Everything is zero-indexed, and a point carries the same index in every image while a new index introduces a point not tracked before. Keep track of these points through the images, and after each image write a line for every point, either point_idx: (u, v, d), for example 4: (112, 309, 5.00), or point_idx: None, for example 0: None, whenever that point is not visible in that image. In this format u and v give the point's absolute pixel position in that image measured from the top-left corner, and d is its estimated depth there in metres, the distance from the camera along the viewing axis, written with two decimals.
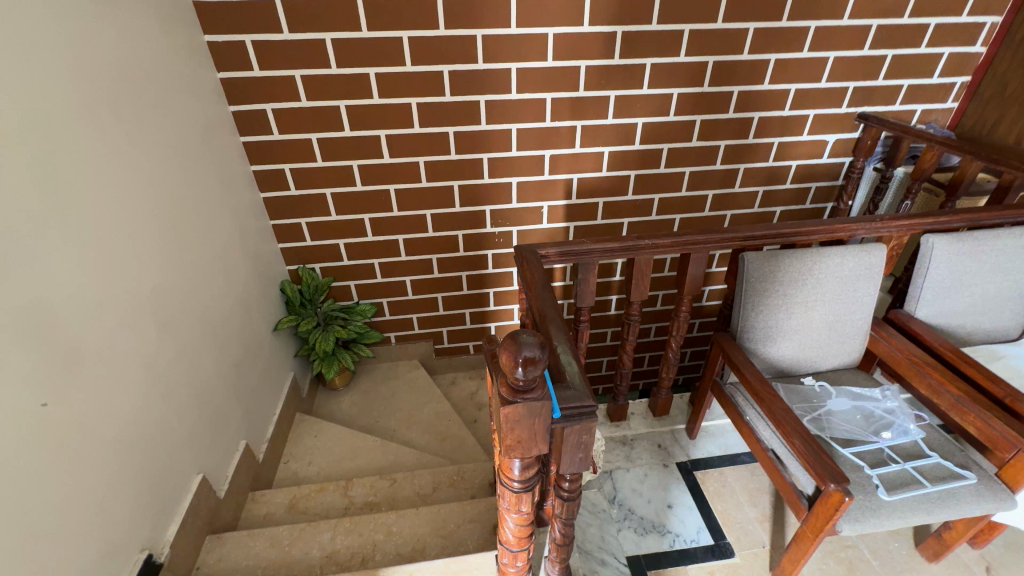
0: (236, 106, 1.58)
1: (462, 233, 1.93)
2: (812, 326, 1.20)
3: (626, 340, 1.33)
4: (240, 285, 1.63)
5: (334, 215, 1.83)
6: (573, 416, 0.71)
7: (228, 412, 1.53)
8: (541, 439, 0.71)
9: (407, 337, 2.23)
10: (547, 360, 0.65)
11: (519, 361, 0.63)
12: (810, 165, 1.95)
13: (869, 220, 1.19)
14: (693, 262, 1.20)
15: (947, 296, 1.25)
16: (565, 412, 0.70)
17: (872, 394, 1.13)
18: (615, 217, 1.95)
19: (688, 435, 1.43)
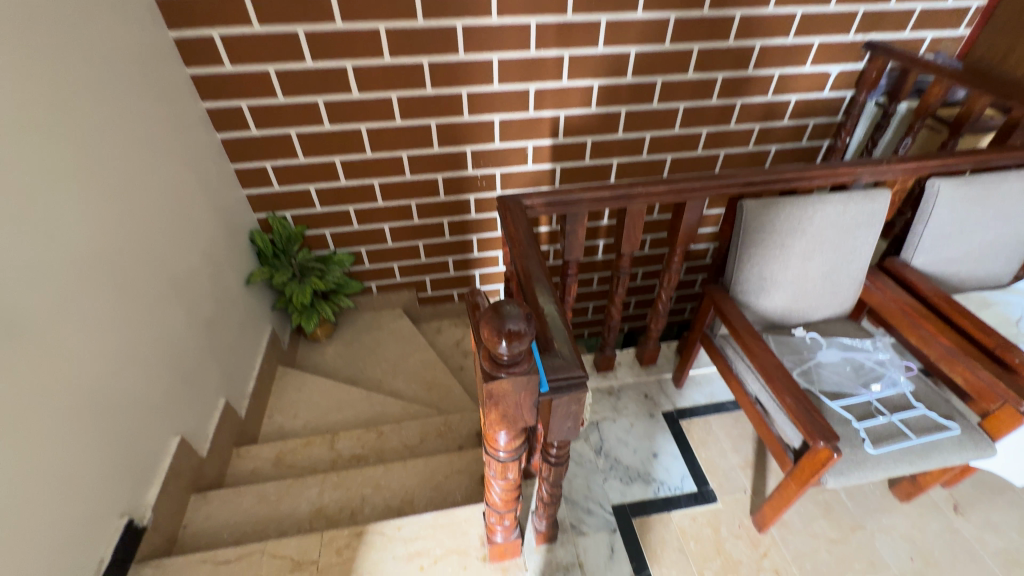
0: (178, 31, 1.38)
1: (443, 176, 1.80)
2: (808, 277, 1.15)
3: (615, 293, 1.28)
4: (205, 237, 1.51)
5: (302, 158, 1.69)
6: (562, 388, 0.66)
7: (204, 371, 1.47)
8: (528, 413, 0.66)
9: (389, 286, 2.15)
10: (532, 333, 0.59)
11: (501, 337, 0.57)
12: (809, 100, 1.84)
13: (874, 163, 1.12)
14: (689, 210, 1.13)
15: (945, 242, 1.21)
16: (553, 384, 0.66)
17: (863, 345, 1.11)
18: (604, 158, 1.83)
19: (674, 384, 1.42)
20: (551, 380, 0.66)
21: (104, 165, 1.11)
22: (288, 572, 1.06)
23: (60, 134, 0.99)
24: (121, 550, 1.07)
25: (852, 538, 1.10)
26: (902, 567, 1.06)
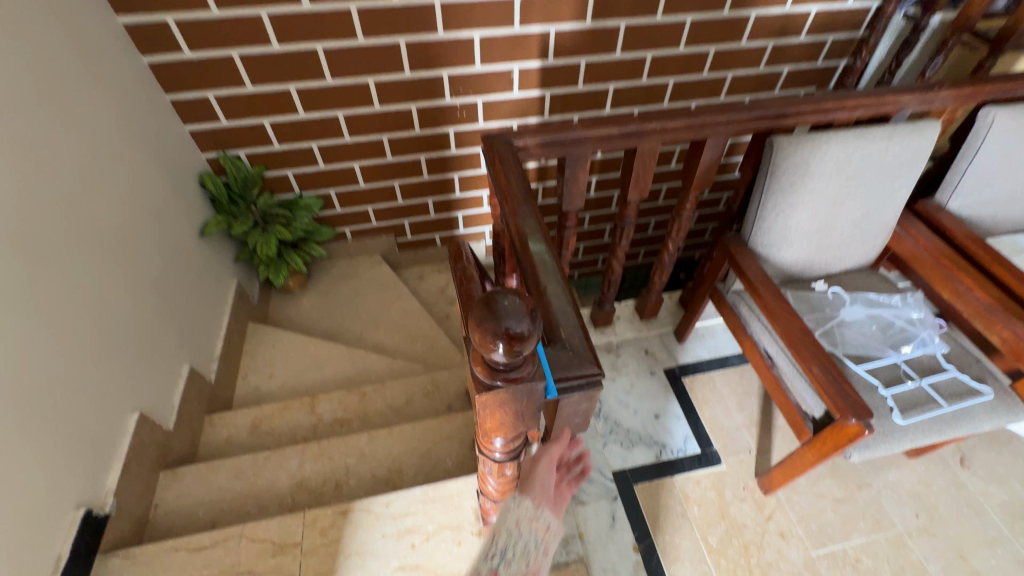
0: None
1: (417, 107, 1.56)
2: (837, 225, 1.02)
3: (618, 245, 1.15)
4: (141, 185, 1.29)
5: (250, 87, 1.43)
6: (571, 388, 0.57)
7: (159, 338, 1.32)
8: (532, 419, 0.57)
9: (364, 231, 1.97)
10: (537, 333, 0.49)
11: (499, 341, 0.46)
12: (831, 12, 1.58)
13: (926, 89, 0.96)
14: (708, 149, 0.97)
15: (989, 182, 1.08)
16: (561, 386, 0.57)
17: (890, 301, 1.01)
18: (599, 83, 1.60)
19: (676, 339, 1.33)
20: (560, 379, 0.57)
21: None
22: (270, 556, 0.99)
23: None
24: (82, 542, 0.98)
25: (858, 496, 1.07)
26: (906, 524, 1.04)
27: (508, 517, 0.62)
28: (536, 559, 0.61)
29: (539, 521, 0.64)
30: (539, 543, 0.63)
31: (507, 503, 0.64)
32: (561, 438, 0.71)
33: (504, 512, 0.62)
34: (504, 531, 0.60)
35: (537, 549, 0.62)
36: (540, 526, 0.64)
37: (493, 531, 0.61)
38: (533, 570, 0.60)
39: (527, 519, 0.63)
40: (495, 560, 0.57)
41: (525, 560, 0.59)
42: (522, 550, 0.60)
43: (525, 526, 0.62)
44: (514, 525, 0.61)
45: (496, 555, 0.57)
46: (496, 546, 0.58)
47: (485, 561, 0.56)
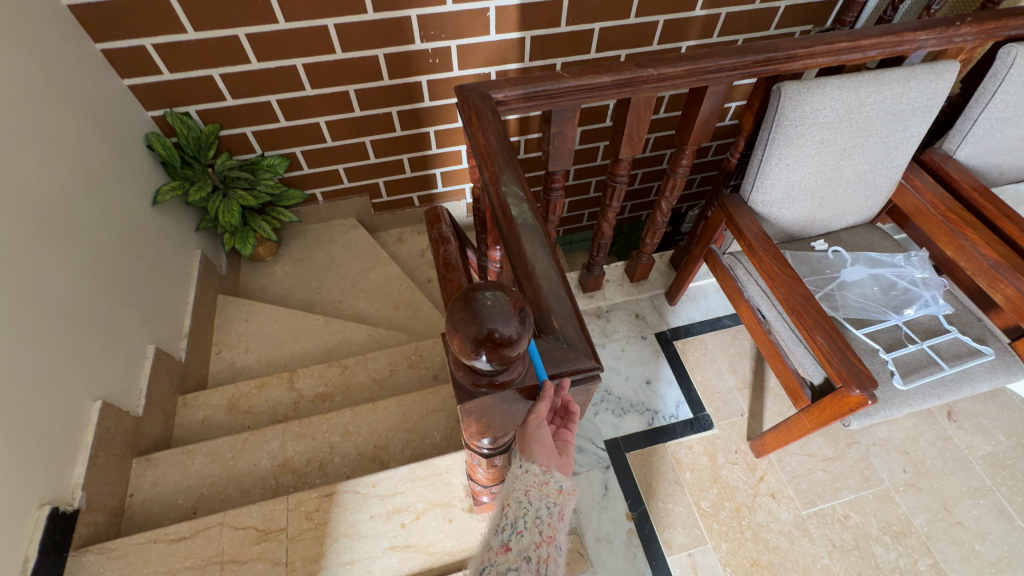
0: None
1: (384, 53, 1.40)
2: (841, 180, 0.96)
3: (608, 207, 1.07)
4: (76, 151, 1.14)
5: (191, 33, 1.26)
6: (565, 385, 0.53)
7: (117, 319, 1.22)
8: (526, 418, 0.53)
9: (336, 193, 1.84)
10: (526, 338, 0.43)
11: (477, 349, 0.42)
12: None
13: (947, 24, 0.87)
14: (708, 98, 0.87)
15: (1003, 128, 1.01)
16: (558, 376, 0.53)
17: (893, 259, 0.97)
18: (583, 23, 1.45)
19: (668, 301, 1.29)
20: (552, 376, 0.53)
21: None
22: (255, 543, 0.96)
23: None
24: (52, 541, 0.93)
25: (848, 454, 1.07)
26: (894, 478, 1.05)
27: (515, 486, 0.57)
28: (551, 526, 0.56)
29: (550, 486, 0.57)
30: (553, 508, 0.57)
31: (514, 470, 0.58)
32: (546, 395, 0.50)
33: (511, 480, 0.58)
34: (513, 501, 0.56)
35: (552, 514, 0.56)
36: (552, 490, 0.57)
37: (504, 500, 0.57)
38: (547, 538, 0.55)
39: (537, 486, 0.56)
40: (507, 531, 0.55)
41: (537, 530, 0.55)
42: (534, 520, 0.55)
43: (536, 494, 0.56)
44: (524, 493, 0.56)
45: (506, 528, 0.55)
46: (507, 520, 0.56)
47: (495, 535, 0.55)
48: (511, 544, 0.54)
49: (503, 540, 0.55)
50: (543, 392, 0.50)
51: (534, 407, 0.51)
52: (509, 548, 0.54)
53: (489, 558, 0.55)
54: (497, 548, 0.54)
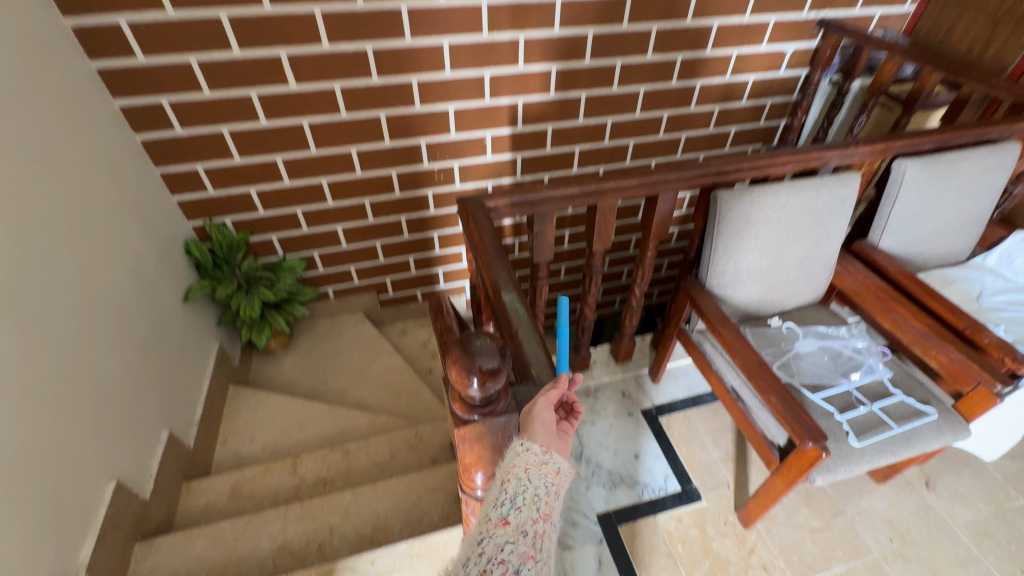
0: (76, 18, 1.19)
1: (397, 172, 1.67)
2: (783, 267, 1.13)
3: (588, 293, 1.22)
4: (127, 255, 1.32)
5: (238, 158, 1.53)
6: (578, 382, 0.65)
7: (139, 403, 1.31)
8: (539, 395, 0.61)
9: (347, 290, 2.02)
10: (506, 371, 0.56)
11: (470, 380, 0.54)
12: (767, 79, 1.81)
13: (845, 143, 1.09)
14: (661, 202, 1.07)
15: (910, 223, 1.21)
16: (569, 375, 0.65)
17: (839, 332, 1.10)
18: (566, 145, 1.75)
19: (651, 380, 1.39)
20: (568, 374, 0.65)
21: None
22: None
23: None
24: None
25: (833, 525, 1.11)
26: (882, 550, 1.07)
27: (515, 462, 0.56)
28: (548, 504, 0.56)
29: (550, 466, 0.57)
30: (551, 487, 0.57)
31: (513, 448, 0.57)
32: (562, 382, 0.62)
33: (511, 457, 0.57)
34: (513, 477, 0.55)
35: (550, 493, 0.57)
36: (551, 470, 0.57)
37: (501, 475, 0.56)
38: (544, 515, 0.55)
39: (537, 464, 0.56)
40: (505, 506, 0.54)
41: (535, 507, 0.55)
42: (533, 497, 0.55)
43: (536, 472, 0.56)
44: (524, 471, 0.56)
45: (505, 503, 0.54)
46: (505, 495, 0.55)
47: (493, 508, 0.54)
48: (509, 519, 0.54)
49: (500, 515, 0.54)
50: (558, 380, 0.62)
51: (546, 389, 0.61)
52: (507, 521, 0.53)
53: (486, 531, 0.54)
54: (495, 521, 0.53)
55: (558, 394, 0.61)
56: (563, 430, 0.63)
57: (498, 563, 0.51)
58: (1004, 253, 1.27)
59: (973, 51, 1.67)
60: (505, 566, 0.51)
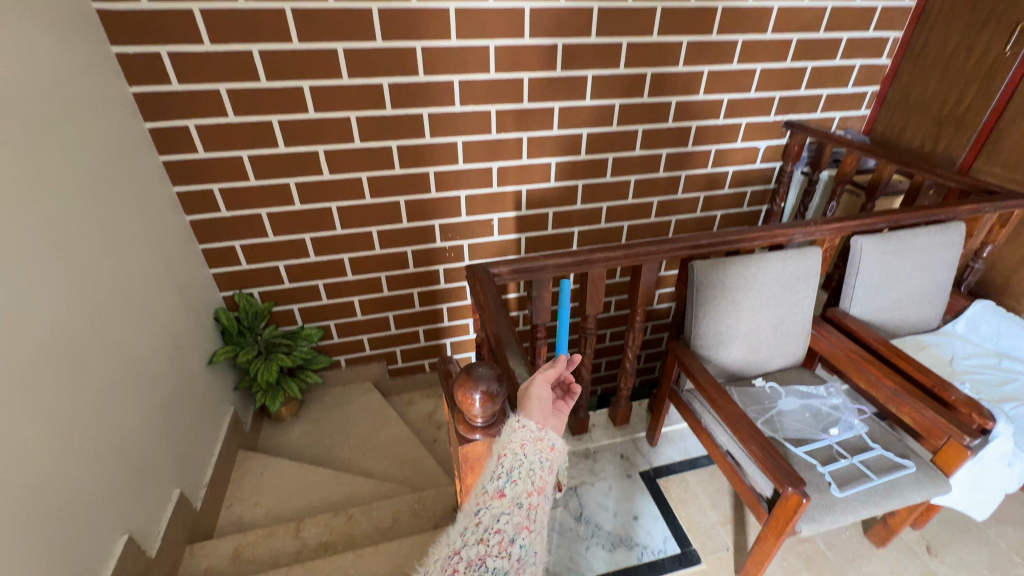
0: (153, 122, 1.42)
1: (412, 249, 1.84)
2: (760, 330, 1.24)
3: (584, 354, 1.32)
4: (163, 319, 1.44)
5: (272, 237, 1.70)
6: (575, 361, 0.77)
7: (158, 460, 1.37)
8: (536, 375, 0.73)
9: (358, 359, 2.11)
10: (503, 396, 0.64)
11: (474, 399, 0.62)
12: (744, 171, 2.03)
13: (803, 224, 1.26)
14: (645, 272, 1.22)
15: (875, 293, 1.34)
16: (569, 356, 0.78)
17: (819, 391, 1.19)
18: (566, 226, 1.94)
19: (648, 443, 1.44)
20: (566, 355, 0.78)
21: (64, 250, 1.09)
22: None
23: (21, 221, 0.98)
24: None
25: None
26: None
27: (512, 439, 0.63)
28: (542, 479, 0.62)
29: (544, 442, 0.64)
30: (545, 463, 0.63)
31: (510, 425, 0.65)
32: (559, 361, 0.74)
33: (507, 434, 0.63)
34: (510, 452, 0.62)
35: (543, 468, 0.62)
36: (545, 446, 0.64)
37: (499, 450, 0.62)
38: (538, 488, 0.61)
39: (532, 440, 0.63)
40: (502, 480, 0.60)
41: (530, 480, 0.60)
42: (528, 471, 0.61)
43: (531, 448, 0.62)
44: (520, 447, 0.62)
45: (502, 476, 0.60)
46: (503, 468, 0.60)
47: (491, 481, 0.59)
48: (506, 490, 0.59)
49: (497, 487, 0.59)
50: (556, 360, 0.74)
51: (545, 368, 0.73)
52: (504, 493, 0.58)
53: (484, 502, 0.59)
54: (493, 493, 0.59)
55: (554, 372, 0.73)
56: (559, 409, 0.73)
57: (495, 530, 0.56)
58: (969, 321, 1.41)
59: (925, 146, 1.89)
60: (501, 534, 0.56)
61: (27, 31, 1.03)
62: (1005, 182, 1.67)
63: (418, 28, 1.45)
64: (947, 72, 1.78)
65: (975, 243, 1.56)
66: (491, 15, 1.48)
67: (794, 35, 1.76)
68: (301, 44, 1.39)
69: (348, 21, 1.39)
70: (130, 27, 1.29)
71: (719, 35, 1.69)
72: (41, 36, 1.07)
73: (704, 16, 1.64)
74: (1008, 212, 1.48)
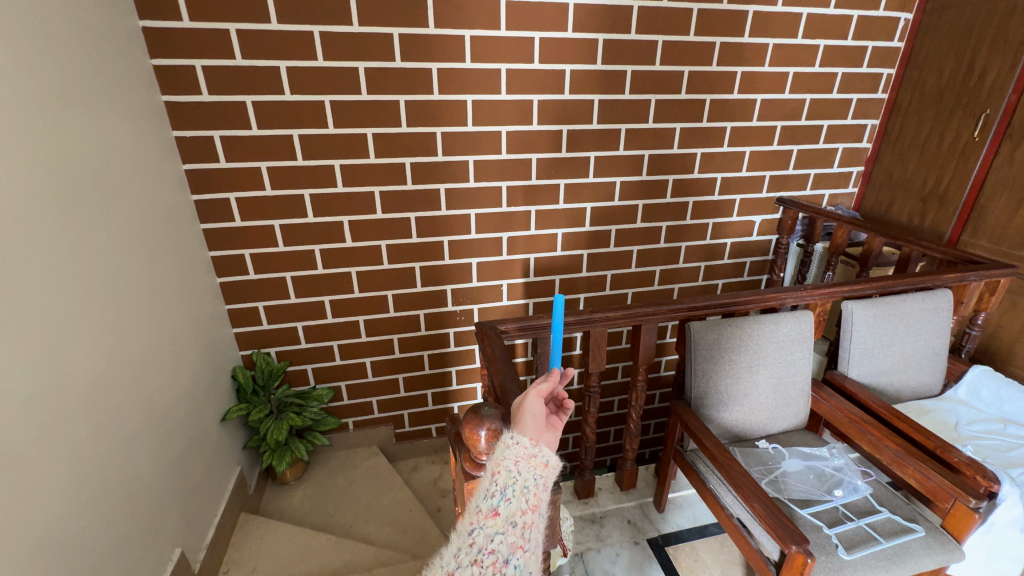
0: (199, 195, 1.58)
1: (424, 312, 1.93)
2: (759, 388, 1.36)
3: (588, 412, 1.38)
4: (189, 373, 1.51)
5: (293, 298, 1.79)
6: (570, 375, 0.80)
7: (171, 517, 1.38)
8: (530, 388, 0.76)
9: (366, 422, 2.11)
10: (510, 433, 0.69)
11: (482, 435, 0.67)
12: (742, 242, 2.14)
13: (795, 289, 1.37)
14: (645, 333, 1.30)
15: (873, 355, 1.50)
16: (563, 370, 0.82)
17: (822, 453, 1.32)
18: (572, 292, 2.04)
19: (656, 508, 1.46)
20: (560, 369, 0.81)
21: (116, 304, 1.20)
22: None
23: (86, 278, 1.10)
24: None
25: None
26: None
27: (506, 457, 0.66)
28: (536, 496, 0.65)
29: (538, 459, 0.67)
30: (539, 480, 0.66)
31: (504, 442, 0.67)
32: (551, 377, 0.77)
33: (501, 450, 0.67)
34: (504, 469, 0.65)
35: (538, 485, 0.66)
36: (539, 463, 0.67)
37: (494, 468, 0.66)
38: (532, 506, 0.64)
39: (526, 457, 0.66)
40: (496, 498, 0.63)
41: (524, 498, 0.64)
42: (522, 489, 0.64)
43: (525, 465, 0.66)
44: (514, 464, 0.65)
45: (496, 495, 0.63)
46: (496, 486, 0.64)
47: (485, 500, 0.63)
48: (500, 509, 0.62)
49: (491, 506, 0.63)
50: (549, 375, 0.77)
51: (539, 384, 0.77)
52: (498, 512, 0.62)
53: (478, 520, 0.63)
54: (487, 512, 0.62)
55: (548, 386, 0.77)
56: (553, 424, 0.76)
57: (489, 551, 0.59)
58: (971, 386, 1.56)
59: (913, 221, 2.00)
60: (495, 554, 0.59)
61: (110, 119, 1.22)
62: (993, 254, 1.75)
63: (439, 116, 1.64)
64: (924, 154, 1.93)
65: (967, 310, 1.61)
66: (503, 106, 1.68)
67: (777, 122, 1.95)
68: (336, 129, 1.59)
69: (378, 111, 1.59)
70: (190, 115, 1.48)
71: (708, 122, 1.87)
72: (119, 121, 1.25)
73: (693, 107, 1.83)
74: (993, 280, 1.56)
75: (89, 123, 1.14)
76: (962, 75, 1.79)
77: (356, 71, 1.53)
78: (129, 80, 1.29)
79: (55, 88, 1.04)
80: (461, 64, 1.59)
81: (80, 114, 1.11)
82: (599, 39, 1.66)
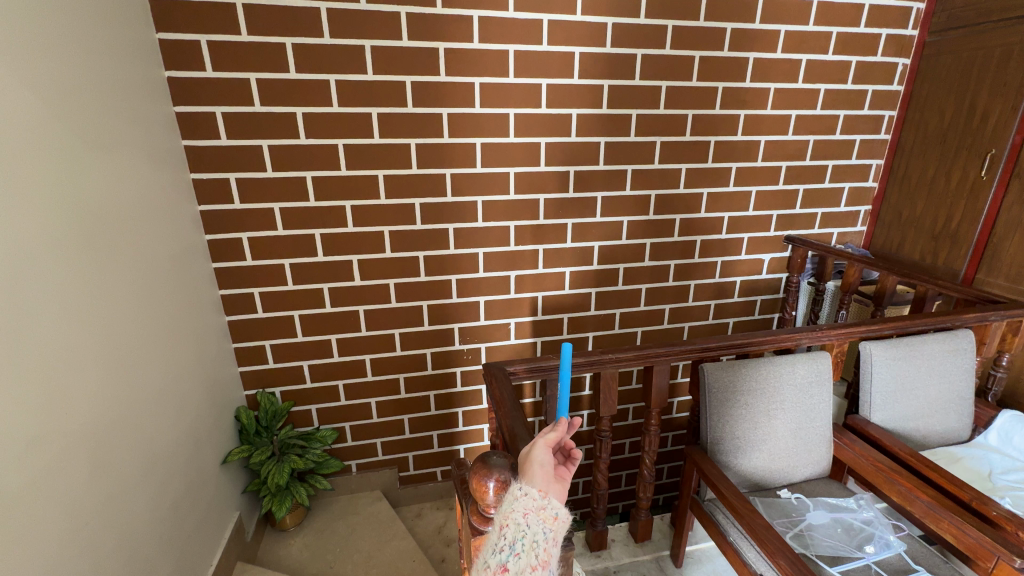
0: (212, 234, 1.60)
1: (431, 351, 1.91)
2: (779, 433, 1.32)
3: (600, 457, 1.33)
4: (192, 412, 1.48)
5: (300, 337, 1.78)
6: (576, 425, 0.82)
7: (163, 565, 1.30)
8: (536, 438, 0.75)
9: (370, 464, 2.04)
10: (514, 479, 0.65)
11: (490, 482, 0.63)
12: (751, 281, 2.12)
13: (810, 330, 1.34)
14: (657, 374, 1.27)
15: (894, 398, 1.45)
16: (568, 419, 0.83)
17: (849, 504, 1.27)
18: (581, 331, 2.01)
19: (673, 562, 1.42)
20: (567, 419, 0.82)
21: (123, 342, 1.19)
22: None
23: (95, 317, 1.10)
24: None
25: None
26: None
27: (516, 511, 0.63)
28: (546, 551, 0.62)
29: (547, 511, 0.64)
30: (549, 534, 0.63)
31: (512, 493, 0.64)
32: (560, 426, 0.76)
33: (509, 502, 0.63)
34: (512, 522, 0.61)
35: (546, 540, 0.63)
36: (548, 516, 0.64)
37: (502, 520, 0.62)
38: (542, 562, 0.61)
39: (535, 510, 0.63)
40: (505, 553, 0.60)
41: (534, 553, 0.60)
42: (531, 543, 0.61)
43: (534, 517, 0.63)
44: (523, 517, 0.62)
45: (504, 550, 0.60)
46: (505, 540, 0.60)
47: (494, 555, 0.60)
48: (509, 564, 0.59)
49: (499, 561, 0.59)
50: (557, 425, 0.76)
51: (547, 433, 0.75)
52: (507, 568, 0.58)
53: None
54: (497, 568, 0.59)
55: (556, 436, 0.75)
56: (562, 479, 0.73)
57: None
58: (1001, 432, 1.49)
59: (926, 259, 1.97)
60: None
61: (130, 158, 1.25)
62: (1009, 293, 1.71)
63: (449, 159, 1.68)
64: (931, 193, 1.93)
65: (991, 351, 1.57)
66: (511, 148, 1.71)
67: (783, 162, 1.97)
68: (347, 170, 1.62)
69: (390, 153, 1.63)
70: (209, 159, 1.53)
71: (714, 162, 1.90)
72: (139, 160, 1.28)
73: (697, 148, 1.86)
74: (1015, 320, 1.53)
75: (108, 161, 1.17)
76: (963, 117, 1.81)
77: (368, 116, 1.58)
78: (152, 125, 1.35)
79: (80, 127, 1.08)
80: (471, 109, 1.64)
81: (102, 155, 1.15)
82: (603, 85, 1.71)
